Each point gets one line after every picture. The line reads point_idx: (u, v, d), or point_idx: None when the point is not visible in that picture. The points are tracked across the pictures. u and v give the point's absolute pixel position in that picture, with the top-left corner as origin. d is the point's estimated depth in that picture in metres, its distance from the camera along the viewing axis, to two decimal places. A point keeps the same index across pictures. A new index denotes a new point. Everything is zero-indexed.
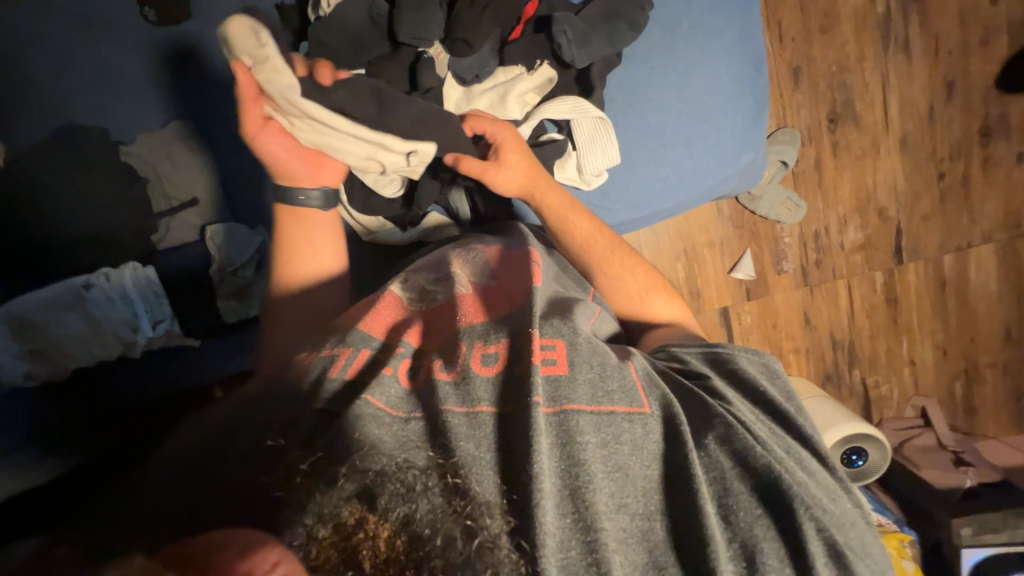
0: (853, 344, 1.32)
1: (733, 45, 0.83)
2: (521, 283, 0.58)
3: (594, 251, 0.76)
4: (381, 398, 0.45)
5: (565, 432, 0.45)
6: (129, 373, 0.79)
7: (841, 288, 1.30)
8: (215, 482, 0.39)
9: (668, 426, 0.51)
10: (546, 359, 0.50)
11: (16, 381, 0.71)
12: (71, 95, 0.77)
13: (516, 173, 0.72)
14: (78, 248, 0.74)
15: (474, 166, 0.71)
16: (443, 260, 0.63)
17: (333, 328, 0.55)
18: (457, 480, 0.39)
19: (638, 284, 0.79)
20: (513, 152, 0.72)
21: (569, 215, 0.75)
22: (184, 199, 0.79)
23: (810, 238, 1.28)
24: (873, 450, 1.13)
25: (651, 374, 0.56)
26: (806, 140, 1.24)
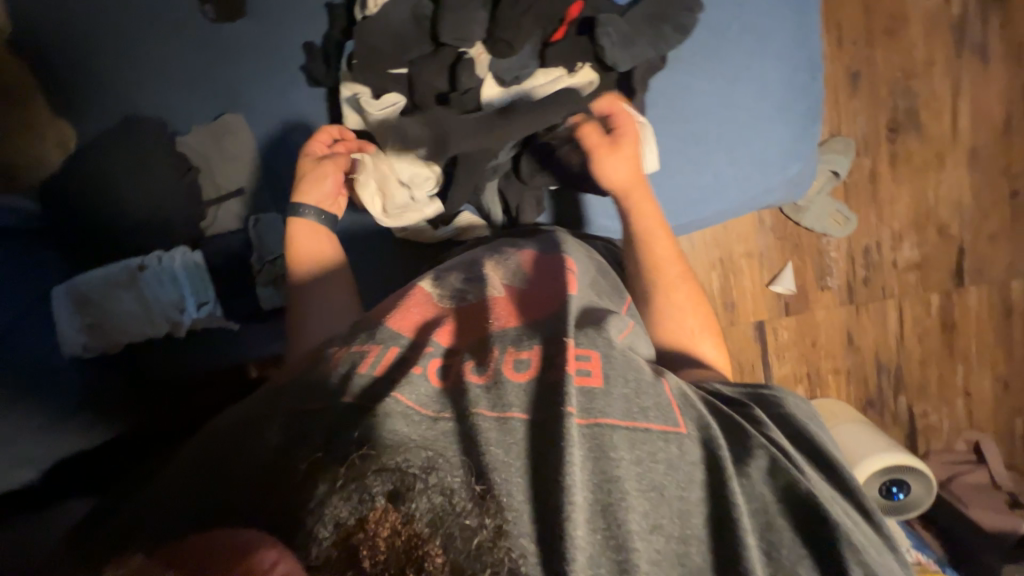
0: (900, 369, 1.24)
1: (786, 49, 0.79)
2: (556, 289, 0.57)
3: (665, 275, 0.73)
4: (412, 396, 0.46)
5: (597, 445, 0.45)
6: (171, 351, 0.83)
7: (890, 308, 1.22)
8: (237, 474, 0.42)
9: (705, 448, 0.49)
10: (580, 369, 0.49)
11: (75, 352, 0.76)
12: (135, 88, 0.82)
13: (626, 161, 0.73)
14: (134, 232, 0.79)
15: (591, 139, 0.74)
16: (473, 263, 0.63)
17: (362, 323, 0.57)
18: (482, 485, 0.40)
19: (694, 322, 0.73)
20: (629, 143, 0.73)
21: (654, 228, 0.74)
22: (231, 188, 0.83)
23: (859, 254, 1.20)
24: (916, 484, 1.06)
25: (687, 395, 0.54)
26: (860, 149, 1.17)
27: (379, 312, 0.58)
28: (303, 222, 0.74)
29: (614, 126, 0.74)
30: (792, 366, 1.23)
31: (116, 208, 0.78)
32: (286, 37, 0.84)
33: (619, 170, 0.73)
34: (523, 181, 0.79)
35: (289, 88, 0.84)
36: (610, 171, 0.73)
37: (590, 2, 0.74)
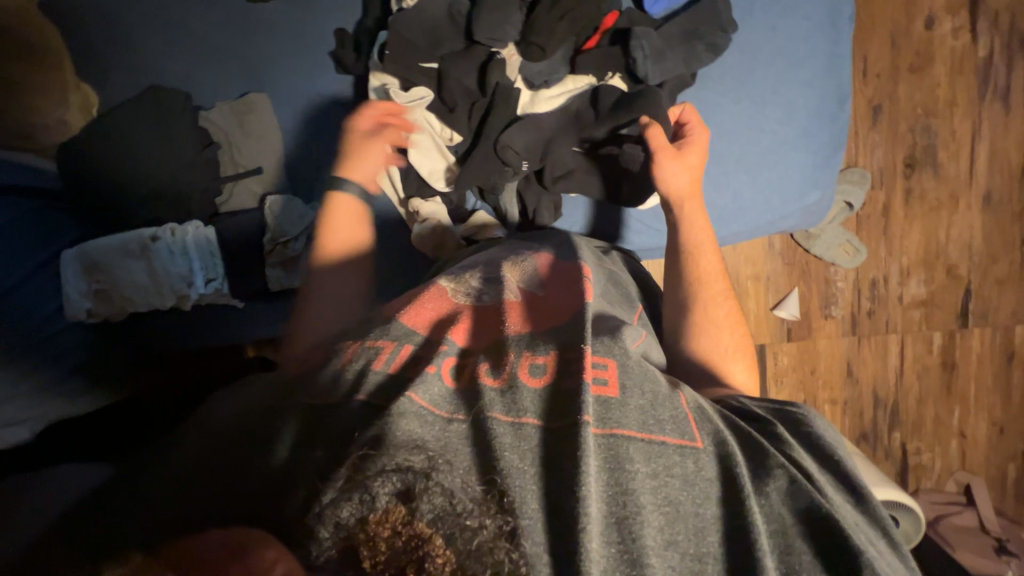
0: (896, 405, 1.24)
1: (816, 78, 0.80)
2: (572, 296, 0.58)
3: (708, 290, 0.73)
4: (425, 396, 0.46)
5: (612, 456, 0.45)
6: (173, 323, 0.84)
7: (892, 343, 1.22)
8: (245, 475, 0.43)
9: (722, 464, 0.49)
10: (597, 377, 0.49)
11: (79, 316, 0.76)
12: (163, 59, 0.83)
13: (690, 169, 0.72)
14: (146, 201, 0.79)
15: (658, 139, 0.71)
16: (492, 262, 0.64)
17: (376, 318, 0.58)
18: (496, 489, 0.40)
19: (729, 341, 0.72)
20: (696, 154, 0.73)
21: (703, 241, 0.74)
22: (250, 167, 0.83)
23: (865, 286, 1.21)
24: (904, 521, 1.06)
25: (703, 408, 0.54)
26: (876, 182, 1.17)
27: (395, 308, 0.58)
28: (349, 199, 0.73)
29: (683, 135, 0.75)
30: (789, 392, 1.23)
31: (131, 177, 0.78)
32: (317, 22, 0.84)
33: (678, 177, 0.72)
34: (542, 186, 0.79)
35: (316, 72, 0.84)
36: (669, 176, 0.72)
37: (626, 14, 0.75)
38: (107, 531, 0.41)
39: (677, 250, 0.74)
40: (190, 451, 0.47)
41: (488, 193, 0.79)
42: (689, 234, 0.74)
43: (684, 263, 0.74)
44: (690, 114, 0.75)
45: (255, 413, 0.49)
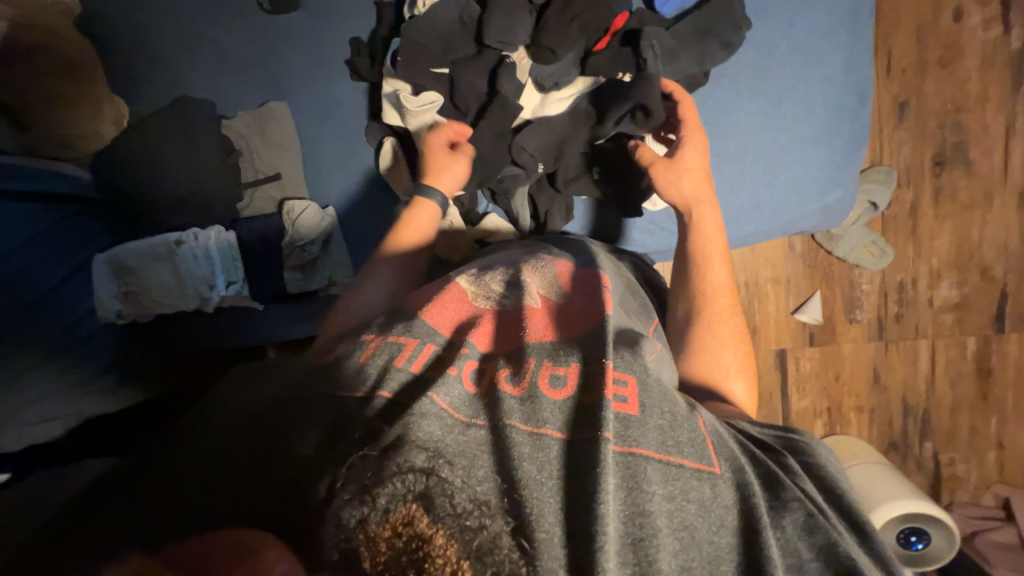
0: (928, 413, 1.19)
1: (836, 74, 0.78)
2: (593, 304, 0.57)
3: (712, 306, 0.71)
4: (445, 397, 0.46)
5: (630, 474, 0.44)
6: (199, 324, 0.87)
7: (922, 348, 1.17)
8: (261, 473, 0.44)
9: (740, 493, 0.47)
10: (617, 395, 0.48)
11: (109, 318, 0.80)
12: (188, 71, 0.86)
13: (691, 175, 0.71)
14: (171, 207, 0.82)
15: (649, 156, 0.73)
16: (513, 265, 0.63)
17: (397, 313, 0.58)
18: (513, 497, 0.41)
19: (731, 358, 0.70)
20: (691, 154, 0.71)
21: (712, 245, 0.72)
22: (269, 173, 0.85)
23: (892, 289, 1.16)
24: (937, 535, 1.01)
25: (721, 433, 0.53)
26: (903, 181, 1.13)
27: (412, 304, 0.59)
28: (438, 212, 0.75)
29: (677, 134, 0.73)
30: (812, 398, 1.19)
31: (158, 184, 0.81)
32: (334, 31, 0.86)
33: (679, 185, 0.71)
34: (554, 188, 0.80)
35: (334, 80, 0.87)
36: (669, 187, 0.71)
37: (636, 15, 0.75)
38: (119, 515, 0.43)
39: (687, 261, 0.73)
40: (207, 439, 0.48)
41: (500, 196, 0.81)
42: (698, 243, 0.72)
43: (686, 275, 0.72)
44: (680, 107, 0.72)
45: (268, 408, 0.50)
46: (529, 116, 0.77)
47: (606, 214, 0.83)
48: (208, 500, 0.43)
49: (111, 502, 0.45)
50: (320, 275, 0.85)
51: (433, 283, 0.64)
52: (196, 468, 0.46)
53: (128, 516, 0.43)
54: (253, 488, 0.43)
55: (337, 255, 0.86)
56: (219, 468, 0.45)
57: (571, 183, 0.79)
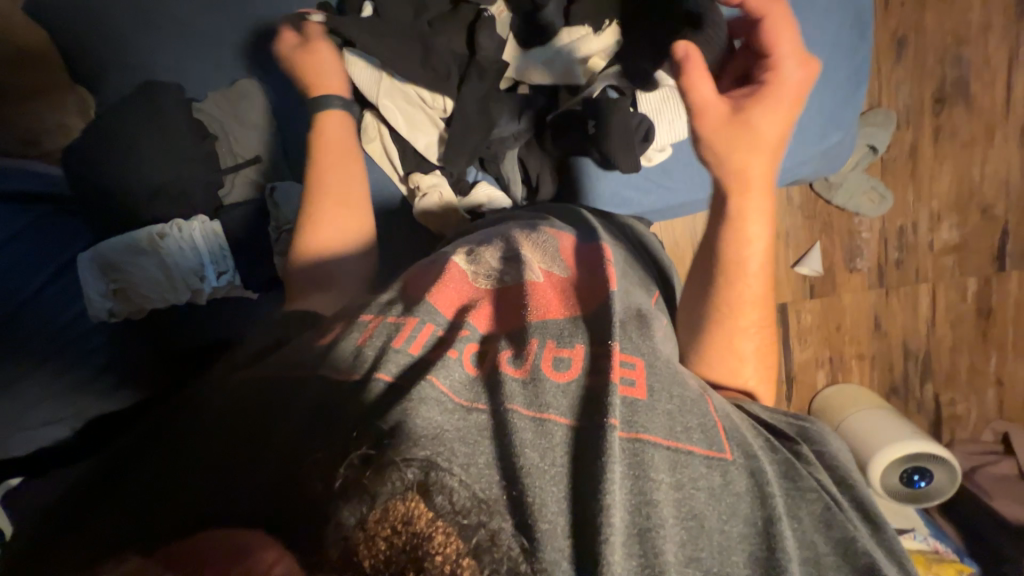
0: (928, 356, 1.20)
1: (833, 7, 0.74)
2: (596, 278, 0.57)
3: (739, 319, 0.65)
4: (445, 381, 0.47)
5: (637, 461, 0.44)
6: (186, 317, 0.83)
7: (923, 292, 1.17)
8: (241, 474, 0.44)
9: (753, 479, 0.47)
10: (624, 378, 0.48)
11: (101, 317, 0.78)
12: (150, 52, 0.81)
13: (755, 141, 0.58)
14: (148, 198, 0.79)
15: (703, 100, 0.58)
16: (511, 239, 0.61)
17: (399, 296, 0.57)
18: (516, 489, 0.41)
19: (750, 371, 0.67)
20: (775, 110, 0.57)
21: (751, 233, 0.62)
22: (248, 156, 0.83)
23: (893, 235, 1.15)
24: (940, 472, 1.03)
25: (732, 419, 0.53)
26: (903, 122, 1.10)
27: (410, 284, 0.59)
28: (338, 114, 0.75)
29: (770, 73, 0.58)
30: (814, 350, 1.20)
31: (130, 174, 0.77)
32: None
33: (729, 152, 0.58)
34: (544, 149, 0.78)
35: None
36: (711, 148, 0.59)
37: None
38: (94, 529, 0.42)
39: (714, 263, 0.64)
40: (195, 449, 0.47)
41: (489, 162, 0.79)
42: (731, 226, 0.62)
43: (721, 283, 0.64)
44: (778, 37, 0.58)
45: (248, 410, 0.50)
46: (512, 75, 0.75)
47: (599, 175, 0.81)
48: (205, 505, 0.42)
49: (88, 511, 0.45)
50: None
51: (427, 262, 0.62)
52: (191, 477, 0.45)
53: (103, 530, 0.42)
54: (251, 484, 0.43)
55: None
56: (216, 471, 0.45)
57: (558, 140, 0.75)
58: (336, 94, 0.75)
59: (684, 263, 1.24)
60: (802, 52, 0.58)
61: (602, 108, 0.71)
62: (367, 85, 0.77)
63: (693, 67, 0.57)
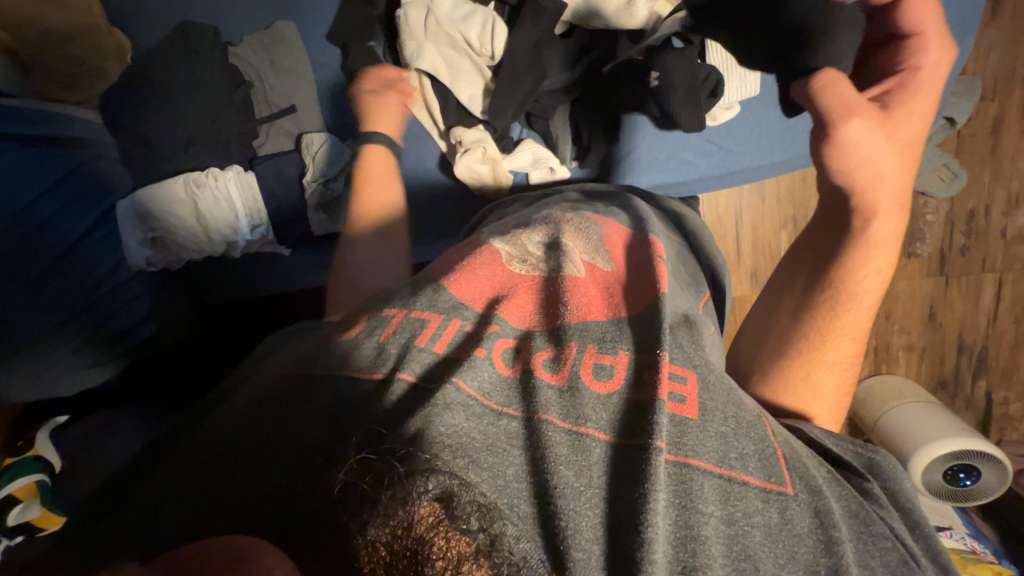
0: (984, 350, 1.12)
1: None
2: (648, 274, 0.59)
3: (829, 341, 0.62)
4: (473, 383, 0.48)
5: (685, 489, 0.44)
6: (222, 278, 0.90)
7: (987, 282, 1.09)
8: (253, 476, 0.46)
9: (818, 519, 0.46)
10: (675, 394, 0.49)
11: (141, 265, 0.79)
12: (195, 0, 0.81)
13: (898, 139, 0.54)
14: (183, 145, 0.77)
15: (847, 99, 0.51)
16: (552, 223, 0.65)
17: (429, 281, 0.61)
18: (551, 506, 0.41)
19: (824, 408, 0.63)
20: (920, 105, 0.55)
21: (876, 253, 0.61)
22: (283, 106, 0.81)
23: (961, 218, 1.06)
24: (988, 471, 0.97)
25: (792, 447, 0.51)
26: (987, 92, 0.99)
27: (443, 269, 0.63)
28: (380, 150, 0.75)
29: (905, 64, 0.56)
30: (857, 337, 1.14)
31: (163, 118, 0.76)
32: None
33: (875, 155, 0.54)
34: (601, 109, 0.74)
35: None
36: (857, 154, 0.53)
37: None
38: (120, 530, 0.46)
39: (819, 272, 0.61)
40: (198, 456, 0.49)
41: (535, 117, 0.74)
42: (852, 244, 0.61)
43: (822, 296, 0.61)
44: (920, 17, 0.55)
45: (267, 402, 0.52)
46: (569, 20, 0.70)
47: (654, 143, 0.78)
48: (229, 501, 0.45)
49: (114, 518, 0.48)
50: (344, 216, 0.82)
51: (462, 245, 0.67)
52: (209, 478, 0.47)
53: (130, 524, 0.46)
54: (258, 487, 0.45)
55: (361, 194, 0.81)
56: (247, 459, 0.47)
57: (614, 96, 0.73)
58: (380, 131, 0.75)
59: (725, 241, 1.18)
60: (942, 31, 0.56)
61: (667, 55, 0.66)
62: (412, 25, 0.72)
63: (831, 80, 0.52)
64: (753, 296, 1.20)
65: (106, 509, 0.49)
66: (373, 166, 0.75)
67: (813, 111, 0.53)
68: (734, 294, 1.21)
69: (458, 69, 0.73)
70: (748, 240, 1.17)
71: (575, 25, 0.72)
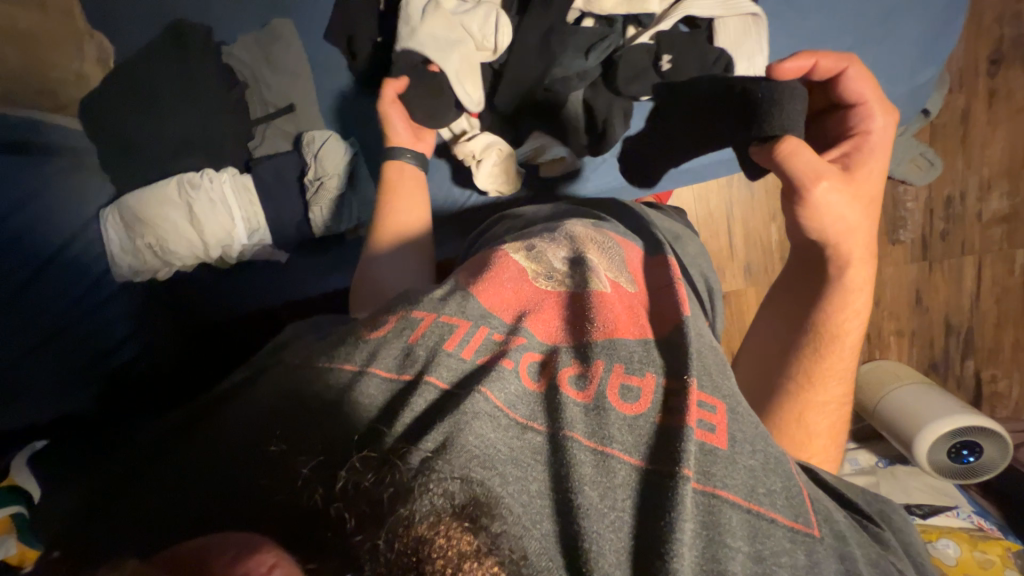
0: (971, 331, 1.16)
1: None
2: (669, 297, 0.57)
3: (825, 376, 0.60)
4: (500, 394, 0.47)
5: (712, 520, 0.42)
6: (207, 297, 0.84)
7: (968, 264, 1.13)
8: (242, 491, 0.43)
9: (843, 566, 0.43)
10: (703, 422, 0.47)
11: (126, 274, 0.76)
12: (186, 5, 0.80)
13: (861, 195, 0.59)
14: (176, 149, 0.75)
15: (814, 166, 0.55)
16: (576, 239, 0.62)
17: (454, 289, 0.58)
18: (571, 527, 0.41)
19: (817, 449, 0.59)
20: (872, 167, 0.60)
21: (853, 298, 0.62)
22: (281, 105, 0.79)
23: (939, 204, 1.11)
24: (991, 447, 0.99)
25: (815, 490, 0.49)
26: (953, 85, 1.06)
27: (467, 276, 0.61)
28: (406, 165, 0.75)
29: (857, 128, 0.62)
30: None
31: (155, 122, 0.74)
32: None
33: (845, 212, 0.58)
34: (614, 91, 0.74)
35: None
36: (829, 211, 0.57)
37: None
38: (112, 530, 0.44)
39: (821, 254, 0.62)
40: (195, 456, 0.47)
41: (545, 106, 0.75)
42: (833, 291, 0.62)
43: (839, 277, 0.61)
44: (862, 88, 0.61)
45: (272, 414, 0.48)
46: (581, 7, 0.72)
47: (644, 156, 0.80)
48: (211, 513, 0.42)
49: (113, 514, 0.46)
50: (348, 214, 0.80)
51: (482, 256, 0.64)
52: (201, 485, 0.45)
53: (121, 526, 0.44)
54: (248, 493, 0.42)
55: (364, 193, 0.81)
56: (235, 470, 0.44)
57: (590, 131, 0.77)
58: (402, 147, 0.75)
59: (718, 237, 1.20)
60: (886, 102, 0.62)
61: (674, 42, 0.72)
62: (413, 15, 0.72)
63: (795, 147, 0.55)
64: (747, 290, 1.22)
65: (103, 498, 0.48)
66: (399, 179, 0.75)
67: (785, 178, 0.57)
68: (730, 289, 1.23)
69: (450, 58, 0.71)
70: (741, 235, 1.19)
71: (587, 14, 0.73)
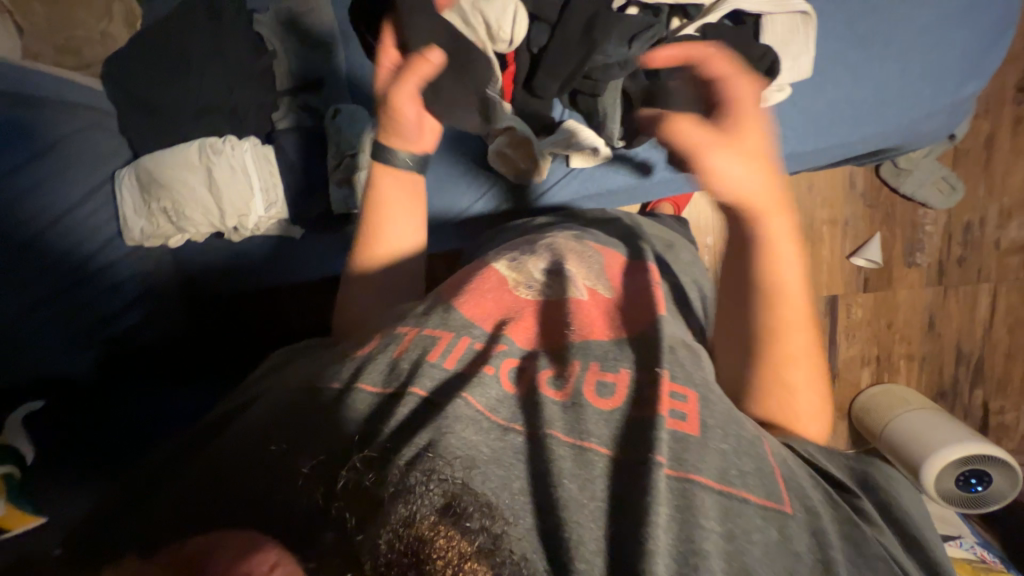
0: (981, 360, 1.15)
1: None
2: (645, 296, 0.57)
3: (774, 333, 0.56)
4: (481, 399, 0.45)
5: (684, 503, 0.40)
6: (206, 277, 0.83)
7: (982, 292, 1.13)
8: (234, 483, 0.40)
9: (816, 542, 0.40)
10: (673, 410, 0.45)
11: (135, 237, 0.75)
12: None
13: (740, 152, 0.52)
14: (196, 115, 0.73)
15: (690, 139, 0.53)
16: (557, 250, 0.60)
17: (436, 303, 0.56)
18: (552, 521, 0.38)
19: (808, 404, 0.56)
20: (751, 122, 0.53)
21: (778, 251, 0.55)
22: (309, 78, 0.78)
23: (958, 230, 1.10)
24: (1000, 478, 0.98)
25: (789, 464, 0.47)
26: (980, 112, 1.06)
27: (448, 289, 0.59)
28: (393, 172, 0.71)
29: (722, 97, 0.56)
30: (862, 347, 1.15)
31: (180, 87, 0.72)
32: None
33: (734, 174, 0.52)
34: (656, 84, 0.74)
35: None
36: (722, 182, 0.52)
37: None
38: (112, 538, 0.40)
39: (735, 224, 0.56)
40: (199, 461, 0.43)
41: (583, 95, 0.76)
42: (763, 252, 0.55)
43: None
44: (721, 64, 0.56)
45: (272, 409, 0.46)
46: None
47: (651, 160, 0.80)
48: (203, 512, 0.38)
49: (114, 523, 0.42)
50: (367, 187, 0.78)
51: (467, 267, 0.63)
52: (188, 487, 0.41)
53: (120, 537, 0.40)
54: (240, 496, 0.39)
55: None
56: (237, 459, 0.42)
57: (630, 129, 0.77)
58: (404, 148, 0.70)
59: None
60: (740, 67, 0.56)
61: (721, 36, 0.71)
62: None
63: (674, 125, 0.55)
64: None
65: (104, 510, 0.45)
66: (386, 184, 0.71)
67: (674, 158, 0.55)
68: None
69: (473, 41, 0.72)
70: None
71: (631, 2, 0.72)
